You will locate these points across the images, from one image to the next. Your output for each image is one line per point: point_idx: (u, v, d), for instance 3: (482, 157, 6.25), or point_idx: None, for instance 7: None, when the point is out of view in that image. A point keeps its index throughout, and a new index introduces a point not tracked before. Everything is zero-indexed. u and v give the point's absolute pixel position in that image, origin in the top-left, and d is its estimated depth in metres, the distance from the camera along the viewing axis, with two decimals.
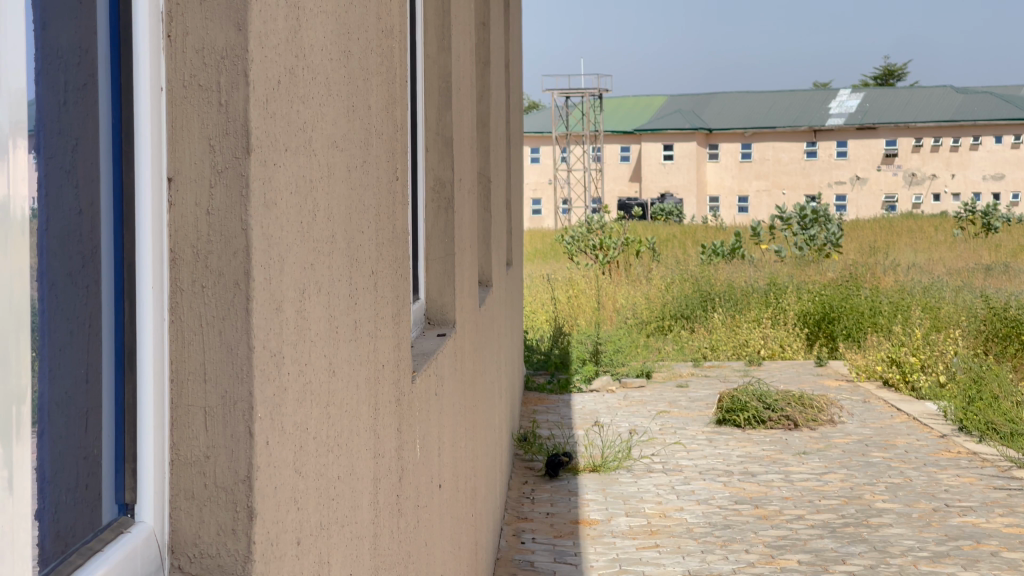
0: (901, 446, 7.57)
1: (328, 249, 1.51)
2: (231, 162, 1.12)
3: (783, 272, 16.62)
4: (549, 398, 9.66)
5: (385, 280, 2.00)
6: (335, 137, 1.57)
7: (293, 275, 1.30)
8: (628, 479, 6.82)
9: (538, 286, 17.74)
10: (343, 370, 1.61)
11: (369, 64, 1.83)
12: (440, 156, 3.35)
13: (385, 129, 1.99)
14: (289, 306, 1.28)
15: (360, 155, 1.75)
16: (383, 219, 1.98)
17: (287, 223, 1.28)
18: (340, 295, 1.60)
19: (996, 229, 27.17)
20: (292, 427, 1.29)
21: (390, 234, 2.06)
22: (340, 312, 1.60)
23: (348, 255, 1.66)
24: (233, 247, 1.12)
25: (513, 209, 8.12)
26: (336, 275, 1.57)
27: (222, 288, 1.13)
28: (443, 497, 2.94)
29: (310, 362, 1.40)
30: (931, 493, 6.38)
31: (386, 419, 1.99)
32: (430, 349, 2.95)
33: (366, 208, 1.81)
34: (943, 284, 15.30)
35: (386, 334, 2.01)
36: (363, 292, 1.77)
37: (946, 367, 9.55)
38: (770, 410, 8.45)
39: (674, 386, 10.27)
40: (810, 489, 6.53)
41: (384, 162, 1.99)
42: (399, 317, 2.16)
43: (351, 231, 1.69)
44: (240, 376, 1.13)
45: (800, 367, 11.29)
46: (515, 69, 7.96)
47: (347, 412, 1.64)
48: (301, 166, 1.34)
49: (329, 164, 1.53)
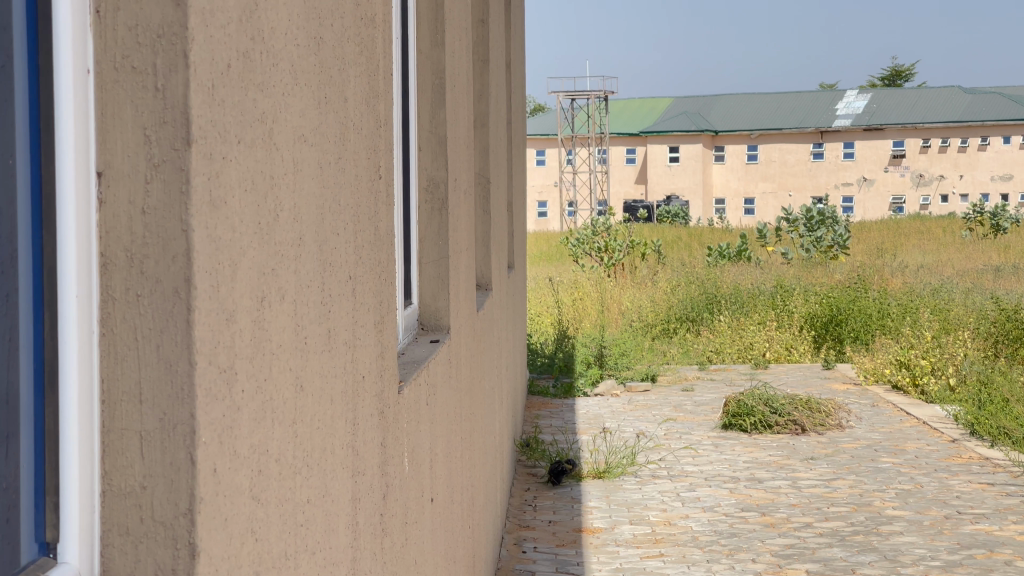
0: (911, 452, 7.43)
1: (295, 252, 1.39)
2: (169, 155, 0.99)
3: (790, 275, 16.47)
4: (553, 403, 9.55)
5: (367, 285, 1.87)
6: (302, 130, 1.44)
7: (248, 279, 1.17)
8: (633, 485, 6.68)
9: (543, 289, 17.63)
10: (314, 388, 1.49)
11: (345, 53, 1.70)
12: (433, 155, 3.25)
13: (364, 122, 1.86)
14: (243, 317, 1.15)
15: (333, 145, 1.62)
16: (363, 222, 1.85)
17: (241, 224, 1.15)
18: (310, 302, 1.47)
19: (1004, 229, 27.00)
20: (248, 451, 1.16)
21: (372, 234, 1.94)
22: (308, 325, 1.46)
23: (319, 260, 1.53)
24: (172, 251, 0.99)
25: (516, 213, 8.00)
26: (304, 280, 1.43)
27: (161, 302, 1.00)
28: (435, 513, 2.82)
29: (272, 377, 1.27)
30: (943, 500, 6.24)
31: (366, 434, 1.87)
32: (421, 356, 2.82)
33: (341, 207, 1.68)
34: (951, 286, 15.18)
35: (366, 344, 1.88)
36: (336, 301, 1.64)
37: (955, 370, 9.43)
38: (776, 414, 8.30)
39: (679, 390, 10.13)
40: (819, 496, 6.39)
41: (364, 159, 1.86)
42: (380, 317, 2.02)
43: (324, 233, 1.56)
44: (178, 397, 1.00)
45: (807, 369, 11.13)
46: (516, 70, 7.80)
47: (319, 429, 1.51)
48: (259, 160, 1.21)
49: (296, 162, 1.40)
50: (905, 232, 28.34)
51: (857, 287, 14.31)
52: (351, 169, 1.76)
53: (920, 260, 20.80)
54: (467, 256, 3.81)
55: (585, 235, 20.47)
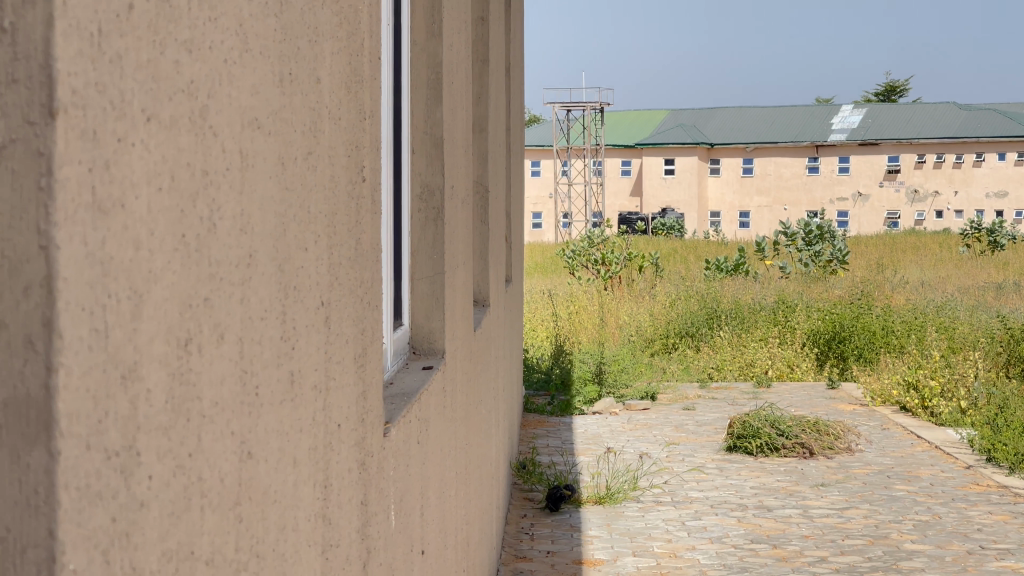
0: (925, 479, 7.07)
1: (242, 274, 1.04)
2: (20, 129, 0.65)
3: (791, 290, 16.09)
4: (549, 421, 9.20)
5: (345, 308, 1.52)
6: (258, 115, 1.09)
7: (162, 310, 0.82)
8: (634, 512, 6.33)
9: (539, 301, 17.30)
10: (268, 456, 1.13)
11: (320, 21, 1.35)
12: (428, 160, 2.91)
13: (344, 111, 1.50)
14: (154, 368, 0.81)
15: (301, 129, 1.27)
16: (341, 236, 1.51)
17: (150, 233, 0.80)
18: (264, 334, 1.12)
19: (1002, 246, 26.70)
20: (158, 563, 0.81)
21: (354, 250, 1.59)
22: (262, 370, 1.11)
23: (279, 282, 1.18)
24: (27, 280, 0.65)
25: (514, 224, 7.66)
26: (256, 304, 1.08)
27: (3, 355, 0.66)
28: (425, 567, 2.46)
29: (202, 449, 0.92)
30: (964, 533, 5.89)
31: (343, 497, 1.51)
32: (412, 388, 2.46)
33: (309, 213, 1.32)
34: (955, 302, 14.87)
35: (344, 384, 1.53)
36: (301, 329, 1.28)
37: (966, 392, 9.09)
38: (783, 437, 7.94)
39: (680, 409, 9.77)
40: (831, 527, 6.04)
41: (343, 155, 1.50)
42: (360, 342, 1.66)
43: (287, 248, 1.21)
44: (31, 508, 0.65)
45: (810, 389, 10.75)
46: (517, 72, 7.46)
47: (276, 503, 1.15)
48: (185, 144, 0.87)
49: (249, 160, 1.06)
50: (902, 248, 28.06)
51: (861, 303, 13.96)
52: (324, 167, 1.41)
53: (920, 276, 20.45)
54: (464, 271, 3.48)
55: (580, 247, 20.09)
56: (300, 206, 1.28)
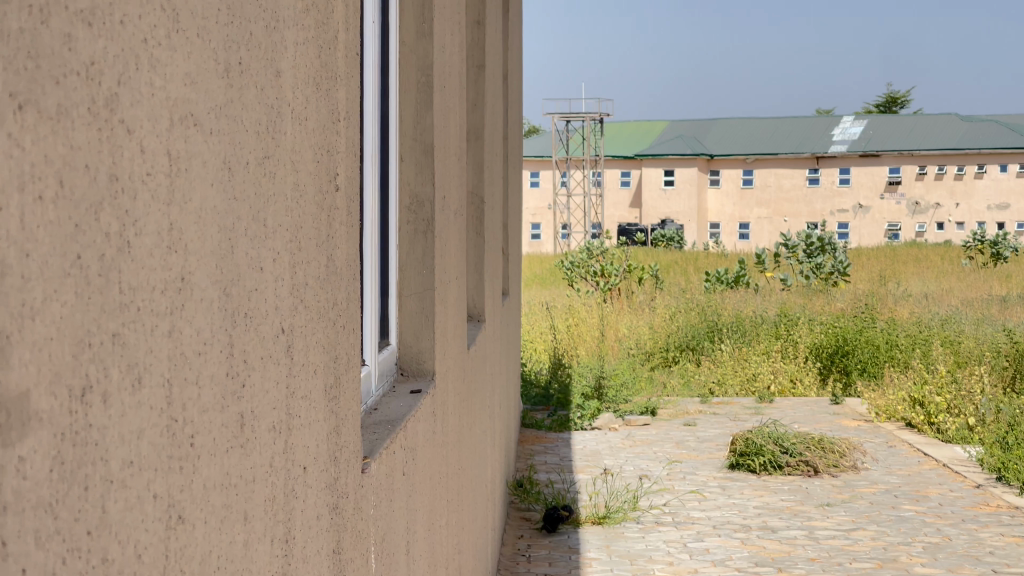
0: (933, 499, 6.89)
1: (173, 301, 0.86)
2: None
3: (793, 303, 15.92)
4: (547, 437, 9.02)
5: (313, 331, 1.34)
6: (198, 102, 0.91)
7: (42, 348, 0.64)
8: (635, 533, 6.15)
9: (537, 313, 17.13)
10: (211, 515, 0.95)
11: (282, 7, 1.17)
12: (417, 168, 2.76)
13: (313, 110, 1.33)
14: (32, 424, 0.62)
15: (258, 122, 1.10)
16: (310, 251, 1.33)
17: (25, 251, 0.62)
18: (204, 367, 0.93)
19: (1003, 258, 26.53)
20: None
21: (325, 267, 1.42)
22: (204, 418, 0.93)
23: (225, 308, 0.99)
24: None
25: (513, 236, 7.48)
26: (193, 333, 0.90)
27: None
28: None
29: (112, 521, 0.73)
30: (976, 556, 5.71)
31: (310, 548, 1.32)
32: (397, 414, 2.28)
33: (269, 226, 1.14)
34: (959, 316, 14.69)
35: (313, 428, 1.35)
36: (255, 363, 1.09)
37: (973, 409, 8.91)
38: (787, 454, 7.76)
39: (680, 425, 9.58)
40: (839, 549, 5.86)
41: (310, 160, 1.32)
42: (333, 370, 1.48)
43: (238, 269, 1.03)
44: None
45: (813, 404, 10.57)
46: (514, 79, 7.28)
47: (219, 572, 0.97)
48: (83, 140, 0.69)
49: (187, 165, 0.89)
50: (903, 260, 27.89)
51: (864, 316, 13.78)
52: (288, 165, 1.23)
53: (922, 288, 20.28)
54: (457, 286, 3.30)
55: (580, 259, 19.92)
56: (258, 215, 1.11)
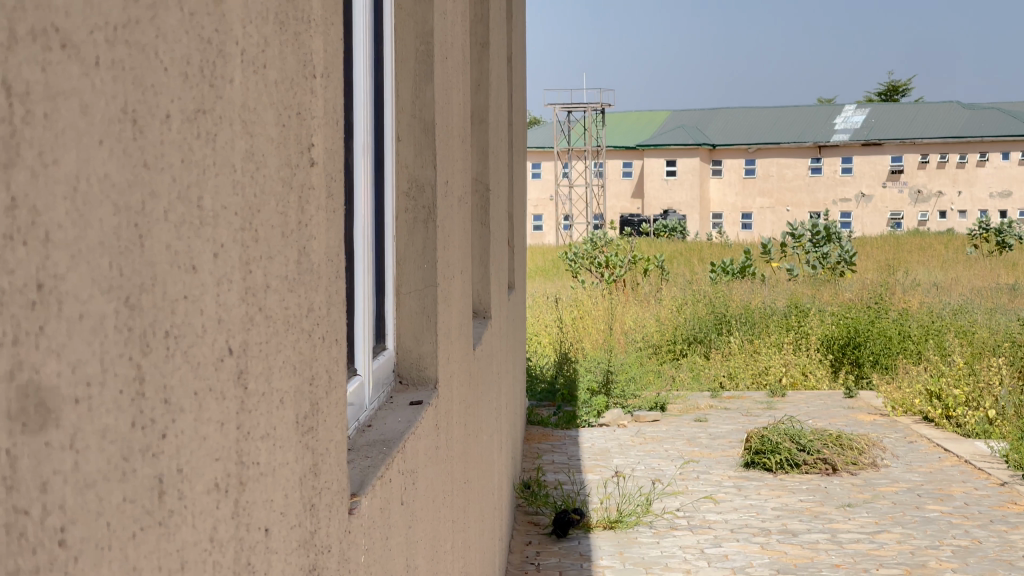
0: (959, 498, 6.56)
1: (29, 313, 0.54)
2: None
3: (801, 294, 15.58)
4: (553, 434, 8.70)
5: (278, 349, 1.02)
6: (74, 11, 0.59)
7: None
8: (649, 538, 5.83)
9: (541, 305, 16.82)
10: None
11: None
12: (417, 149, 2.44)
13: (272, 57, 1.00)
14: None
15: (189, 59, 0.77)
16: (275, 245, 1.01)
17: None
18: (91, 412, 0.62)
19: (1010, 246, 26.17)
20: None
21: (295, 261, 1.09)
22: (88, 495, 0.61)
23: (129, 322, 0.67)
24: None
25: (518, 228, 7.16)
26: (69, 364, 0.59)
27: None
28: None
29: None
30: (1009, 560, 5.38)
31: None
32: (392, 432, 1.96)
33: (207, 207, 0.82)
34: (972, 306, 14.36)
35: (284, 475, 1.03)
36: (186, 402, 0.77)
37: (994, 401, 8.58)
38: (804, 452, 7.44)
39: (691, 421, 9.28)
40: (863, 554, 5.54)
41: (271, 120, 1.00)
42: (311, 393, 1.16)
43: (150, 261, 0.71)
44: None
45: (827, 398, 10.24)
46: (517, 63, 6.95)
47: None
48: None
49: (48, 103, 0.56)
50: (908, 248, 27.53)
51: (876, 307, 13.44)
52: (243, 118, 0.91)
53: (931, 278, 19.94)
54: (461, 280, 2.98)
55: (583, 251, 19.63)
56: (193, 196, 0.79)
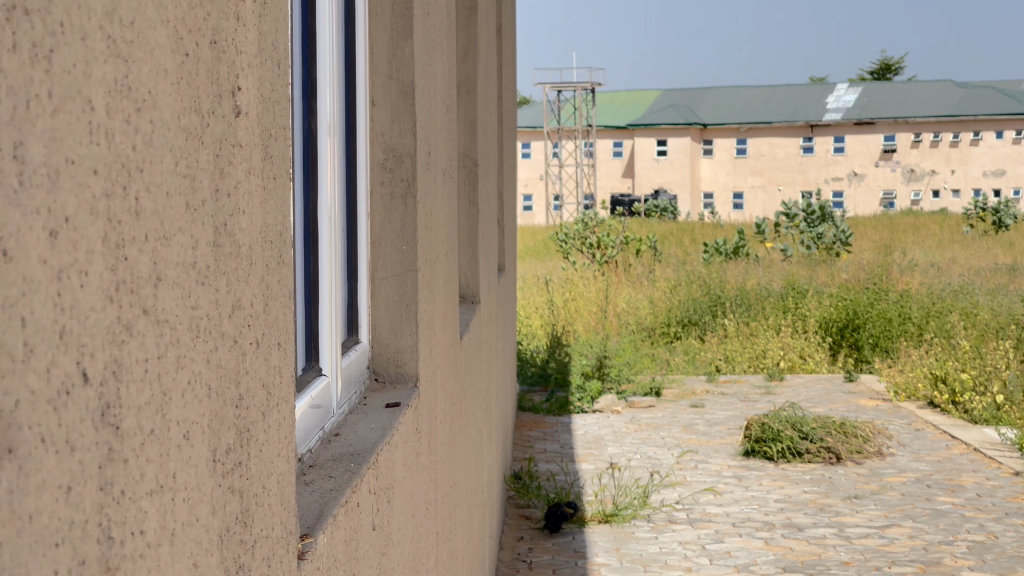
0: (970, 489, 6.31)
1: None
2: None
3: (796, 275, 15.32)
4: (545, 421, 8.44)
5: (176, 359, 0.73)
6: None
7: None
8: (647, 533, 5.56)
9: (532, 287, 16.55)
10: None
11: None
12: (394, 114, 2.16)
13: None
14: None
15: None
16: (176, 224, 0.72)
17: None
18: None
19: (1005, 227, 25.94)
20: None
21: (210, 236, 0.80)
22: None
23: None
24: None
25: (508, 209, 6.86)
26: None
27: None
28: None
29: None
30: None
31: None
32: (364, 443, 1.67)
33: (36, 159, 0.53)
34: (971, 286, 14.11)
35: (188, 543, 0.74)
36: None
37: (1001, 386, 8.33)
38: (807, 440, 7.20)
39: (688, 407, 9.03)
40: (874, 550, 5.27)
41: (166, 56, 0.71)
42: (237, 419, 0.87)
43: None
44: None
45: (827, 382, 9.99)
46: (507, 37, 6.64)
47: None
48: None
49: None
50: (901, 229, 27.27)
51: (875, 288, 13.18)
52: (110, 31, 0.62)
53: (927, 258, 19.68)
54: (446, 261, 2.72)
55: (575, 232, 19.39)
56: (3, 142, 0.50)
